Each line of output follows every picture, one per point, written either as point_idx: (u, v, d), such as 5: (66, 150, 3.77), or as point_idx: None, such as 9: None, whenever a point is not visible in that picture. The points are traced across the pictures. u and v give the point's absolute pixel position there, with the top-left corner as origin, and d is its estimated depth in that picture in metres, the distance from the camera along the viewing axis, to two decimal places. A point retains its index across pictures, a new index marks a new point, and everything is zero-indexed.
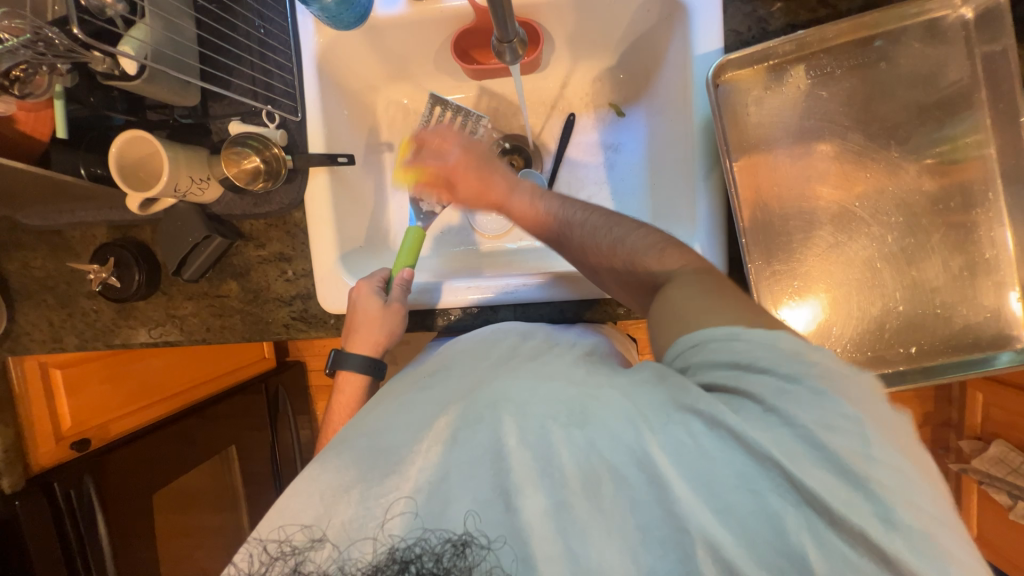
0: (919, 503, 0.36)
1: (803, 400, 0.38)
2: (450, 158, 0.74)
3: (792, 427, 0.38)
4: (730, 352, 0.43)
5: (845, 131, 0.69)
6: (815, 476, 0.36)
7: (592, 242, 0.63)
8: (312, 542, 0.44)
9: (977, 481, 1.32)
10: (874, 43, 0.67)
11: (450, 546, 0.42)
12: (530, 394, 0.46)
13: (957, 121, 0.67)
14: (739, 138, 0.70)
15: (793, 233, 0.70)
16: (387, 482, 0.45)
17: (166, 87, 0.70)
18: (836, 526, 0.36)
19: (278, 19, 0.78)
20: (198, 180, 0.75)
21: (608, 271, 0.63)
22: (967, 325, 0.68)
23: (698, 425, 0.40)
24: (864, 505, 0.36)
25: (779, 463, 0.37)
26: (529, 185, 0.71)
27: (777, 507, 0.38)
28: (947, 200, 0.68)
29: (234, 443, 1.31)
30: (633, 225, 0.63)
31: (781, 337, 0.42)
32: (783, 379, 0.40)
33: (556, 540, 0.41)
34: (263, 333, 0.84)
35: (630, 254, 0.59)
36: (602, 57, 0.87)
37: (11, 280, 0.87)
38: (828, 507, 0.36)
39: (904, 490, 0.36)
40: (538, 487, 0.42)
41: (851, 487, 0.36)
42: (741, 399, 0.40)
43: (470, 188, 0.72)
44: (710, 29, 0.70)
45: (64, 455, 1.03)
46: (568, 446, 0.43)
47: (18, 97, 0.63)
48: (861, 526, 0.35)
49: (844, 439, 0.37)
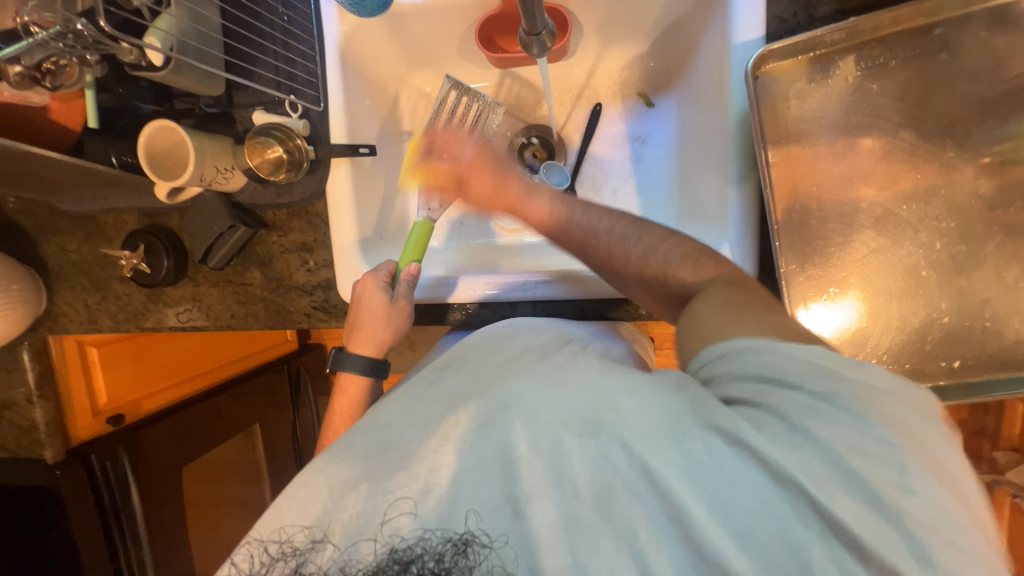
0: (956, 542, 0.35)
1: (836, 421, 0.38)
2: (465, 157, 0.71)
3: (820, 450, 0.37)
4: (761, 365, 0.43)
5: (896, 128, 0.64)
6: (844, 504, 0.36)
7: (621, 254, 0.62)
8: (313, 543, 0.44)
9: (1011, 494, 1.26)
10: (934, 31, 0.62)
11: (451, 545, 0.42)
12: (543, 400, 0.45)
13: (1022, 117, 0.61)
14: (777, 133, 0.66)
15: (830, 236, 0.66)
16: (394, 478, 0.45)
17: (192, 78, 0.70)
18: (864, 557, 0.35)
19: (301, 5, 0.77)
20: (223, 169, 0.75)
21: (637, 280, 0.62)
22: (1019, 340, 0.63)
23: (717, 441, 0.39)
24: (893, 536, 0.35)
25: (802, 485, 0.37)
26: (546, 188, 0.68)
27: (799, 534, 0.37)
28: (1007, 203, 0.63)
29: (258, 421, 1.36)
30: (663, 234, 0.62)
31: (827, 355, 0.42)
32: (816, 400, 0.39)
33: (565, 550, 0.40)
34: (286, 321, 0.86)
35: (661, 266, 0.60)
36: (634, 45, 0.83)
37: (48, 261, 0.90)
38: (857, 538, 0.35)
39: (936, 527, 0.35)
40: (548, 495, 0.42)
41: (881, 519, 0.36)
42: (766, 414, 0.40)
43: (481, 189, 0.69)
44: (751, 17, 0.66)
45: (100, 429, 1.06)
46: (583, 455, 0.42)
47: (49, 89, 0.63)
48: (893, 561, 0.35)
49: (876, 467, 0.36)
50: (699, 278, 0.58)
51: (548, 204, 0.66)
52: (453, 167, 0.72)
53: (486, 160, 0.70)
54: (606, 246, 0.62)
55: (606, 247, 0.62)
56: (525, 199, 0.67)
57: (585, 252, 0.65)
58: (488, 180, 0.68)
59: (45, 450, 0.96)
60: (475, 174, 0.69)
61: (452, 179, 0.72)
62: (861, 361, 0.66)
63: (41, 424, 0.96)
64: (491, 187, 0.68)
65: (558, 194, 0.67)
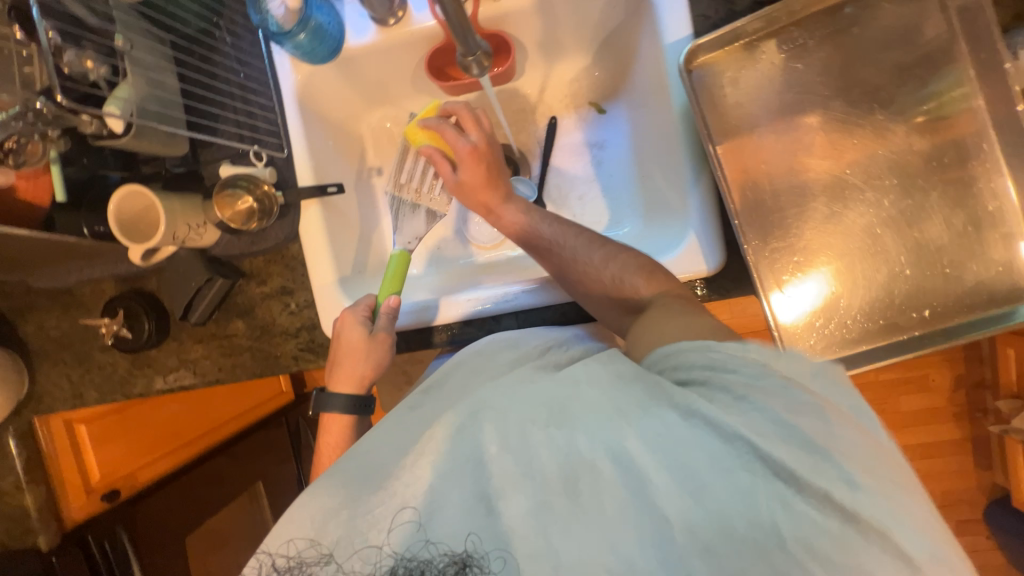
0: (875, 468, 0.38)
1: (766, 389, 0.41)
2: (460, 143, 0.72)
3: (761, 411, 0.40)
4: (707, 358, 0.46)
5: (827, 101, 0.68)
6: (782, 449, 0.38)
7: (589, 264, 0.67)
8: (320, 559, 0.43)
9: (1020, 441, 1.25)
10: (843, 10, 0.66)
11: (452, 563, 0.41)
12: (507, 401, 0.46)
13: (940, 77, 0.66)
14: (720, 121, 0.70)
15: (786, 208, 0.69)
16: (375, 496, 0.44)
17: (154, 141, 0.72)
18: (802, 493, 0.38)
19: (256, 62, 0.81)
20: (195, 226, 0.76)
21: (598, 293, 0.67)
22: (980, 281, 0.66)
23: (672, 416, 0.42)
24: (829, 471, 0.37)
25: (749, 441, 0.39)
26: (523, 198, 0.74)
27: (751, 485, 0.38)
28: (941, 156, 0.66)
29: (261, 477, 1.33)
30: (623, 249, 0.68)
31: (751, 347, 0.45)
32: (751, 377, 0.43)
33: (538, 539, 0.40)
34: (274, 367, 0.85)
35: (621, 274, 0.66)
36: (577, 58, 0.87)
37: (28, 341, 0.90)
38: (794, 474, 0.38)
39: (863, 460, 0.38)
40: (519, 488, 0.42)
41: (818, 459, 0.38)
42: (712, 389, 0.43)
43: (473, 176, 0.73)
44: (677, 16, 0.70)
45: (95, 508, 1.04)
46: (549, 447, 0.43)
47: (14, 166, 0.67)
48: (826, 489, 0.37)
49: (807, 419, 0.39)
50: (653, 290, 0.64)
51: (523, 214, 0.72)
52: (452, 143, 0.72)
53: (484, 153, 0.72)
54: (581, 263, 0.67)
55: (579, 264, 0.67)
56: (504, 205, 0.73)
57: (559, 264, 0.69)
58: (483, 172, 0.72)
59: (37, 537, 0.95)
60: (472, 164, 0.72)
61: (441, 157, 0.74)
62: (838, 324, 0.68)
63: (32, 511, 0.95)
64: (485, 178, 0.72)
65: (530, 206, 0.73)
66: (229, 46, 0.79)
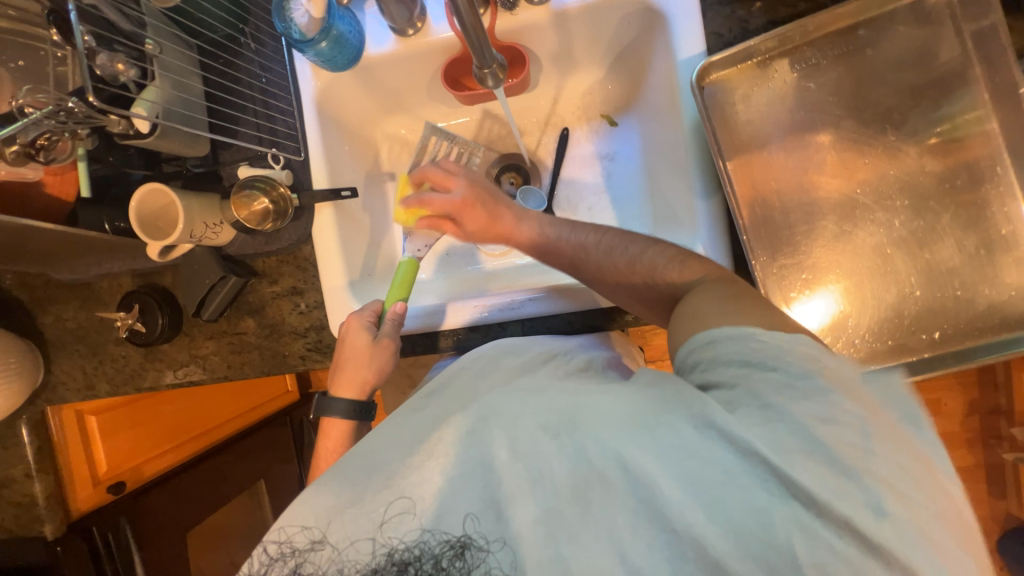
0: (908, 493, 0.38)
1: (804, 396, 0.41)
2: (455, 194, 0.73)
3: (788, 422, 0.40)
4: (743, 350, 0.45)
5: (838, 120, 0.68)
6: (807, 467, 0.38)
7: (611, 267, 0.64)
8: (312, 544, 0.45)
9: None
10: (857, 32, 0.67)
11: (450, 547, 0.42)
12: (518, 407, 0.46)
13: (953, 100, 0.65)
14: (731, 138, 0.70)
15: (795, 225, 0.69)
16: (380, 494, 0.45)
17: (178, 141, 0.75)
18: (823, 517, 0.37)
19: (277, 67, 0.83)
20: (212, 225, 0.78)
21: (626, 288, 0.64)
22: (993, 305, 0.65)
23: (685, 428, 0.42)
24: (856, 494, 0.37)
25: (766, 458, 0.39)
26: (535, 213, 0.72)
27: (766, 503, 0.38)
28: (953, 178, 0.66)
29: (263, 476, 1.35)
30: (646, 243, 0.64)
31: (801, 341, 0.45)
32: (790, 376, 0.42)
33: (545, 545, 0.41)
34: (282, 366, 0.87)
35: (648, 270, 0.62)
36: (590, 72, 0.89)
37: (45, 331, 0.92)
38: (815, 498, 0.38)
39: (894, 482, 0.38)
40: (529, 495, 0.42)
41: (843, 478, 0.38)
42: (741, 395, 0.43)
43: (476, 222, 0.73)
44: (690, 34, 0.71)
45: (101, 499, 1.04)
46: (559, 455, 0.43)
47: (44, 163, 0.69)
48: (848, 516, 0.37)
49: (843, 436, 0.39)
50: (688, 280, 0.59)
51: (538, 228, 0.70)
52: (446, 202, 0.73)
53: (479, 194, 0.72)
54: (596, 261, 0.65)
55: (595, 263, 0.65)
56: (517, 226, 0.71)
57: (576, 268, 0.67)
58: (482, 214, 0.72)
59: (45, 525, 0.94)
60: (469, 211, 0.72)
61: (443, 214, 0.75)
62: (846, 343, 0.67)
63: (41, 500, 0.94)
64: (486, 219, 0.72)
65: (546, 218, 0.71)
66: (253, 53, 0.82)
